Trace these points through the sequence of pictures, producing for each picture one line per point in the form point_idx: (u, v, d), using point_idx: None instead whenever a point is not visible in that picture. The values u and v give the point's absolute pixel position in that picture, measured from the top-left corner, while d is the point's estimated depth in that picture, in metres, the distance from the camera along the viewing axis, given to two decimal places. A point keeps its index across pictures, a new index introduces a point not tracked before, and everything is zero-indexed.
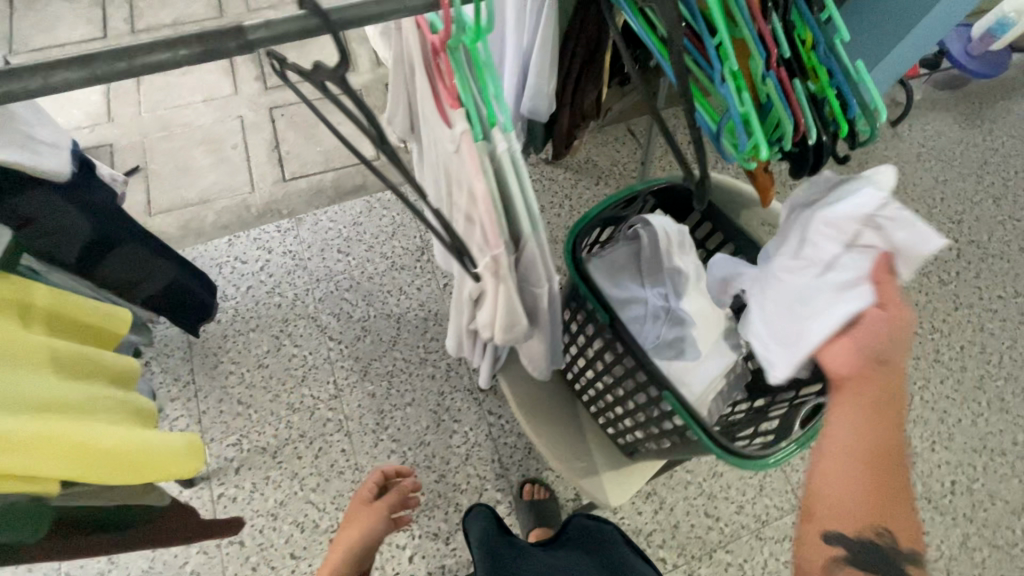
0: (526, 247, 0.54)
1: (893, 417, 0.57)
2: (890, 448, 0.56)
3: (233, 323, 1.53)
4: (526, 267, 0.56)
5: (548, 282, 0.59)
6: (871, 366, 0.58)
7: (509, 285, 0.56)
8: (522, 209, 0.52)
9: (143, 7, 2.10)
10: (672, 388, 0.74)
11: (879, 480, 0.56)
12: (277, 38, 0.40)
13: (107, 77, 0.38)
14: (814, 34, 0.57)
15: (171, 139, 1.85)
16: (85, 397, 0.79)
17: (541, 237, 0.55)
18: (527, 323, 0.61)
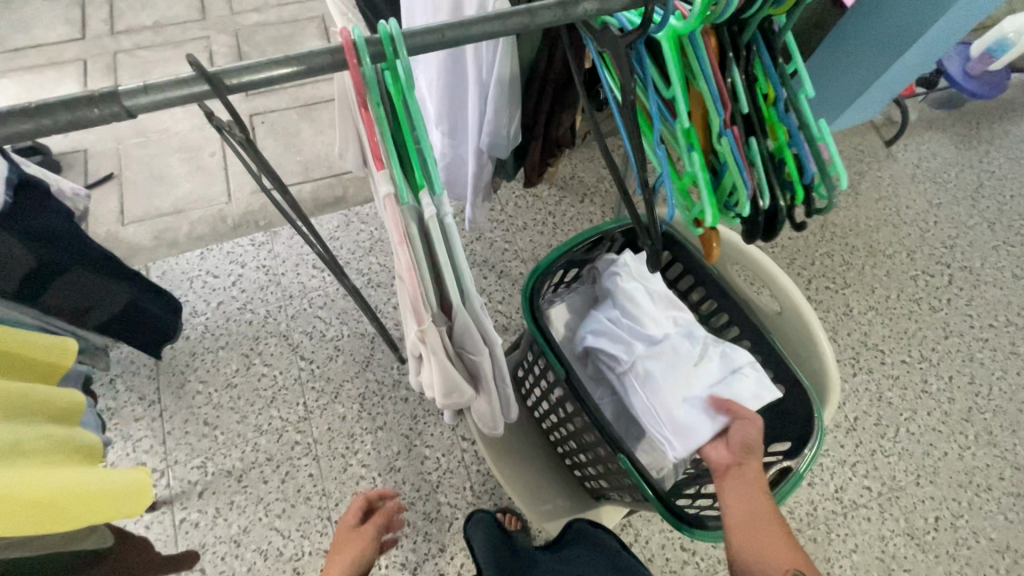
0: (459, 320, 0.51)
1: (759, 490, 0.74)
2: (772, 518, 0.71)
3: (203, 340, 1.49)
4: (460, 338, 0.53)
5: (487, 347, 0.55)
6: (736, 462, 0.76)
7: (443, 356, 0.53)
8: (454, 281, 0.49)
9: (123, 8, 2.05)
10: (625, 450, 0.76)
11: (767, 534, 0.70)
12: (157, 102, 0.40)
13: None
14: (777, 91, 0.55)
15: (147, 146, 1.80)
16: (19, 438, 0.74)
17: (474, 307, 0.52)
18: (468, 390, 0.58)
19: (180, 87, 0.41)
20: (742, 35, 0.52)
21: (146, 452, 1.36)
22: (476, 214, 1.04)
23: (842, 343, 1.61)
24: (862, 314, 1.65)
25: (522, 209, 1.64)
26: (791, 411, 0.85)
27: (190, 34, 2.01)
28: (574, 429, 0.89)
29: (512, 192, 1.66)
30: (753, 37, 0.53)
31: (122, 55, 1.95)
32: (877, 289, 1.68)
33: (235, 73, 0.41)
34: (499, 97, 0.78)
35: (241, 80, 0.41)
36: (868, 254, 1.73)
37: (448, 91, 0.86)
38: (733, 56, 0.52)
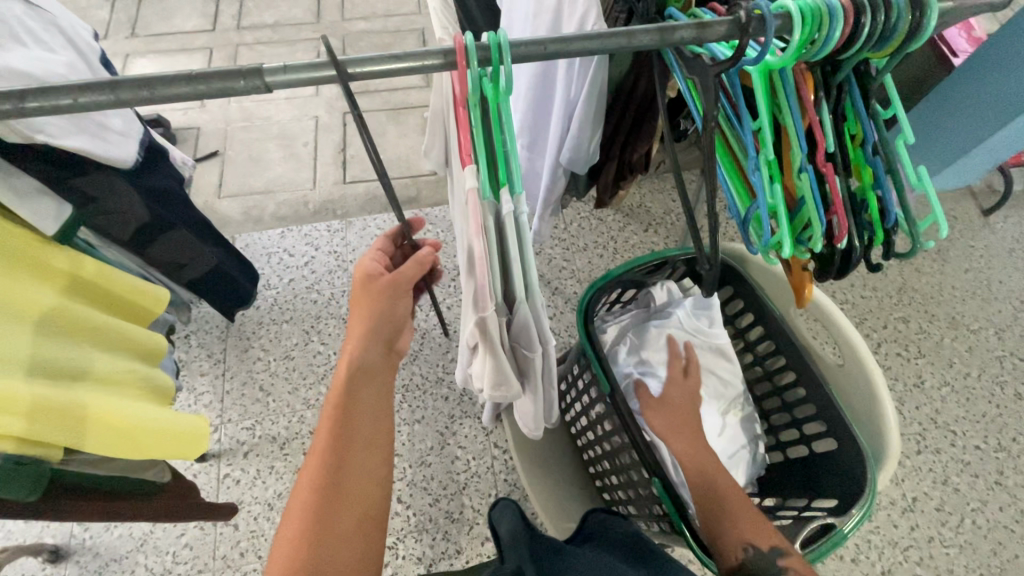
0: (520, 313, 0.54)
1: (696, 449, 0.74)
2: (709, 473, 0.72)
3: (270, 312, 1.60)
4: (518, 331, 0.55)
5: (542, 346, 0.58)
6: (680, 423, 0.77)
7: (499, 345, 0.56)
8: (521, 277, 0.53)
9: (251, 7, 2.28)
10: (660, 475, 0.75)
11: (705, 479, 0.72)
12: (291, 81, 0.45)
13: (127, 100, 0.43)
14: (865, 132, 0.54)
15: (251, 130, 1.98)
16: (108, 369, 0.83)
17: (536, 305, 0.54)
18: (516, 383, 0.60)
19: (307, 72, 0.45)
20: (835, 74, 0.53)
21: (205, 406, 1.47)
22: (541, 226, 1.06)
23: (908, 416, 1.50)
24: (935, 388, 1.53)
25: (585, 230, 1.66)
26: (842, 470, 0.80)
27: (303, 35, 2.20)
28: (610, 450, 0.89)
29: (577, 213, 1.68)
30: (846, 78, 0.53)
31: (243, 48, 2.16)
32: (955, 364, 1.56)
33: (355, 64, 0.45)
34: (582, 114, 0.80)
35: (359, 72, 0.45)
36: (949, 325, 1.61)
37: (534, 105, 0.90)
38: (822, 95, 0.53)
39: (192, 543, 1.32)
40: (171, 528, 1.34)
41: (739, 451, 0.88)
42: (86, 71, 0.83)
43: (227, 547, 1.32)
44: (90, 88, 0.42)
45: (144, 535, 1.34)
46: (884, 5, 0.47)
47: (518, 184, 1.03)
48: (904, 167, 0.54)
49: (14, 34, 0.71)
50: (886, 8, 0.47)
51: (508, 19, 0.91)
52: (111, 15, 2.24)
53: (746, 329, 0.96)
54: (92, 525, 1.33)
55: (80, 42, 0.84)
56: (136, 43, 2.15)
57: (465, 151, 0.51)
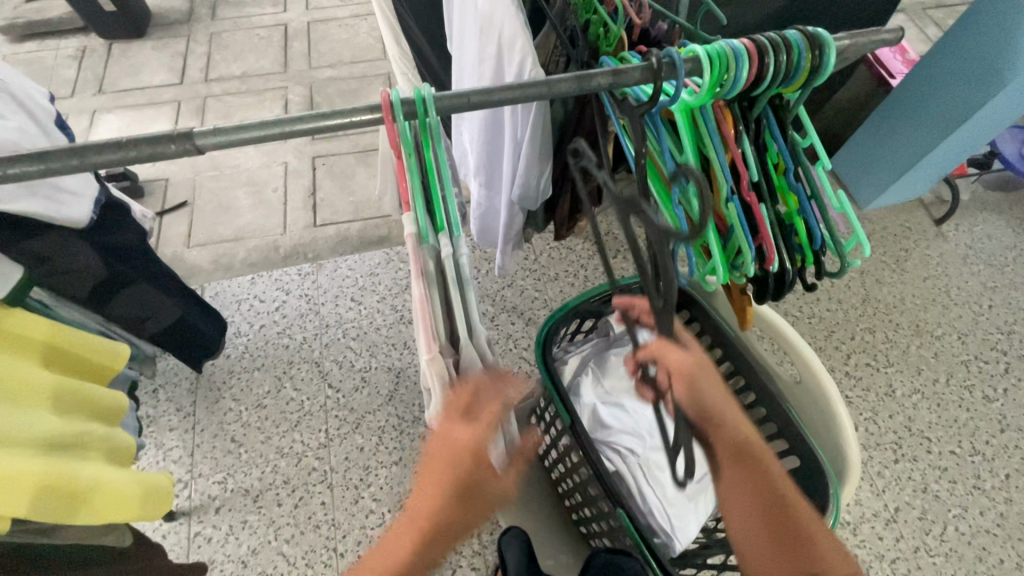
0: (464, 353, 0.56)
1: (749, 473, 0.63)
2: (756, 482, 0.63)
3: (241, 360, 1.58)
4: (463, 370, 0.57)
5: None
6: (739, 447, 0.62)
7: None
8: (462, 319, 0.55)
9: (218, 60, 2.32)
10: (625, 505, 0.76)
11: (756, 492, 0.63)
12: (226, 142, 0.46)
13: (59, 169, 0.44)
14: (786, 161, 0.57)
15: (220, 179, 1.99)
16: (62, 433, 0.81)
17: (479, 344, 0.57)
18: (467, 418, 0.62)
19: (239, 132, 0.46)
20: (752, 109, 0.56)
21: (174, 461, 1.43)
22: (504, 261, 1.07)
23: (882, 426, 1.51)
24: (906, 396, 1.56)
25: (555, 260, 1.68)
26: (808, 487, 0.81)
27: (271, 84, 2.25)
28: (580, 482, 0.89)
29: (545, 243, 1.71)
30: (763, 112, 0.56)
31: (211, 99, 2.20)
32: (923, 370, 1.60)
33: (288, 124, 0.47)
34: (529, 154, 0.83)
35: (291, 128, 0.47)
36: (914, 333, 1.66)
37: (486, 145, 0.93)
38: (742, 129, 0.56)
39: None
40: None
41: (708, 475, 0.85)
42: (40, 134, 0.84)
43: None
44: (19, 160, 0.43)
45: None
46: (785, 46, 0.50)
47: (478, 222, 1.05)
48: (823, 192, 0.56)
49: None
50: (787, 49, 0.50)
51: (457, 65, 0.95)
52: (78, 73, 2.27)
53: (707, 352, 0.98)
54: None
55: (33, 107, 0.85)
56: (103, 100, 2.17)
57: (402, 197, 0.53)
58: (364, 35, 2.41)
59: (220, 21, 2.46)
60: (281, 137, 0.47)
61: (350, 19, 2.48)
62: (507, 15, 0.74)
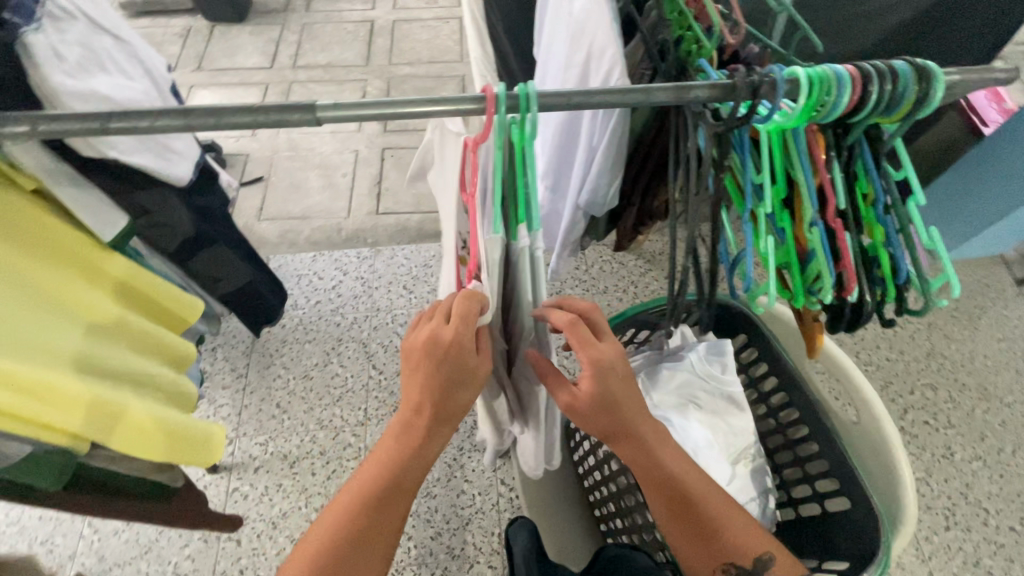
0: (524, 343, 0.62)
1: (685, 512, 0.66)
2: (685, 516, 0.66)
3: (294, 331, 1.65)
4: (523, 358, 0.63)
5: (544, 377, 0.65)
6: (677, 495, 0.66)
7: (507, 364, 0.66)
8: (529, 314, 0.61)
9: (307, 49, 2.46)
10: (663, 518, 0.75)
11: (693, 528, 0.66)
12: (342, 116, 0.50)
13: (198, 126, 0.49)
14: (876, 191, 0.56)
15: (295, 159, 2.10)
16: (139, 371, 0.87)
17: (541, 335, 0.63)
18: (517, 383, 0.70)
19: (355, 109, 0.50)
20: (846, 136, 0.55)
21: (222, 418, 1.51)
22: (559, 265, 1.09)
23: (935, 488, 1.43)
24: (965, 462, 1.46)
25: (606, 273, 1.68)
26: (856, 531, 0.79)
27: (352, 76, 2.36)
28: (616, 490, 0.89)
29: (598, 255, 1.71)
30: (858, 139, 0.55)
31: (296, 85, 2.33)
32: (987, 437, 1.49)
33: (402, 106, 0.50)
34: (603, 161, 0.83)
35: (402, 110, 0.50)
36: (981, 396, 1.55)
37: (559, 148, 0.95)
38: (833, 154, 0.55)
39: (195, 555, 1.33)
40: (176, 538, 1.35)
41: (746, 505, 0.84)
42: (158, 98, 0.92)
43: (227, 563, 1.33)
44: (166, 114, 0.48)
45: (149, 543, 1.35)
46: (891, 75, 0.50)
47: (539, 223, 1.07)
48: (916, 228, 0.55)
49: (102, 62, 0.80)
50: (893, 78, 0.50)
51: (542, 69, 0.97)
52: (182, 50, 2.45)
53: (763, 379, 0.97)
54: (101, 527, 1.36)
55: (155, 73, 0.94)
56: (200, 77, 2.34)
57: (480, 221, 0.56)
58: (444, 37, 2.50)
59: (313, 13, 2.60)
60: (391, 117, 0.50)
61: (433, 21, 2.58)
62: (602, 25, 0.75)
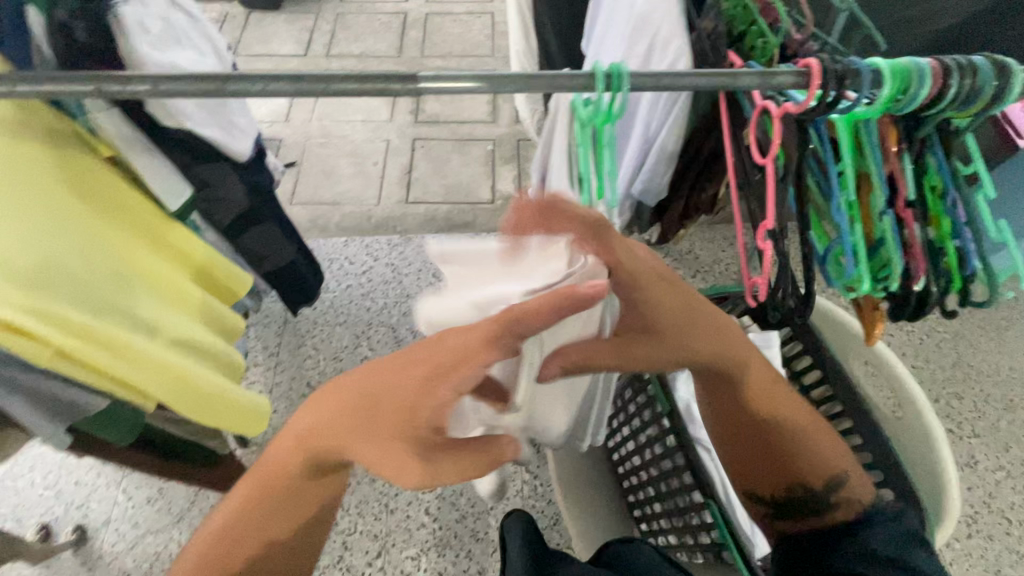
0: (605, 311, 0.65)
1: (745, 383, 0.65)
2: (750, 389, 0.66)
3: (325, 314, 1.68)
4: None
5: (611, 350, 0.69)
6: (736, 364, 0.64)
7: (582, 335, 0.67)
8: None
9: (340, 38, 2.50)
10: (714, 498, 0.71)
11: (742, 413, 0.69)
12: (439, 88, 0.52)
13: (307, 92, 0.51)
14: (945, 184, 0.57)
15: (327, 147, 2.15)
16: (200, 338, 0.90)
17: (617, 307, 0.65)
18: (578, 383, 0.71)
19: (455, 83, 0.52)
20: (918, 129, 0.56)
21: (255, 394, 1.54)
22: None
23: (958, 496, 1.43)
24: (989, 471, 1.46)
25: None
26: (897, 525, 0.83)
27: (384, 67, 2.40)
28: (658, 475, 0.87)
29: None
30: (930, 134, 0.57)
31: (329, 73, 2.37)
32: (1011, 448, 1.50)
33: (497, 81, 0.51)
34: (662, 148, 0.85)
35: (496, 84, 0.51)
36: (1006, 407, 1.56)
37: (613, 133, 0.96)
38: (904, 147, 0.57)
39: None
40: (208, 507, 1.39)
41: None
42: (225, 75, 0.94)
43: None
44: (279, 79, 0.49)
45: (180, 512, 1.38)
46: (971, 70, 0.52)
47: None
48: (987, 222, 0.56)
49: (179, 38, 0.82)
50: (973, 75, 0.51)
51: (596, 53, 0.98)
52: None
53: (804, 372, 1.00)
54: (134, 495, 1.40)
55: (222, 49, 0.98)
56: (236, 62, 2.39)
57: (777, 129, 0.57)
58: (475, 32, 2.52)
59: (347, 4, 2.64)
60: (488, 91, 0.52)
61: (465, 15, 2.60)
62: (668, 16, 0.77)
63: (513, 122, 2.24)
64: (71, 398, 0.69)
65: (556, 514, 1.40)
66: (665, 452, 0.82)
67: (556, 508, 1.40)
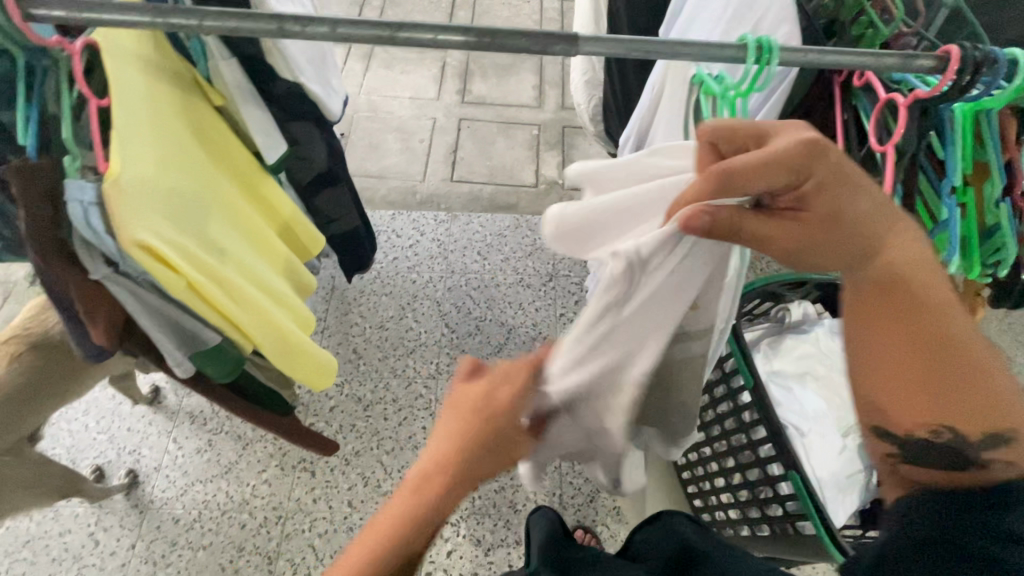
0: None
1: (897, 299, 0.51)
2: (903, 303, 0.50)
3: (372, 283, 1.71)
4: None
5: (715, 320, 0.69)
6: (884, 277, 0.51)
7: None
8: None
9: (389, 14, 2.51)
10: (798, 467, 0.72)
11: (913, 344, 0.51)
12: (599, 50, 0.52)
13: (472, 46, 0.51)
14: None
15: (374, 121, 2.17)
16: (283, 290, 0.90)
17: None
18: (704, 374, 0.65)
19: (614, 46, 0.52)
20: None
21: None
22: None
23: None
24: None
25: None
26: None
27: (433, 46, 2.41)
28: (725, 451, 0.88)
29: None
30: None
31: (378, 49, 2.39)
32: None
33: (657, 47, 0.52)
34: None
35: (656, 49, 0.52)
36: None
37: None
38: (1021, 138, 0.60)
39: (271, 481, 1.41)
40: (255, 462, 1.43)
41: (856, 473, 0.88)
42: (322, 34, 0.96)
43: (302, 491, 1.40)
44: (448, 30, 0.50)
45: (229, 464, 1.42)
46: None
47: None
48: None
49: None
50: None
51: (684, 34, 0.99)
52: None
53: None
54: (184, 445, 1.44)
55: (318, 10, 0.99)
56: None
57: (901, 118, 0.58)
58: (524, 16, 2.53)
59: None
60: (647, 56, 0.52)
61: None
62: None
63: (559, 108, 2.25)
64: (191, 328, 0.70)
65: (592, 492, 1.43)
66: (741, 426, 0.83)
67: (592, 485, 1.43)
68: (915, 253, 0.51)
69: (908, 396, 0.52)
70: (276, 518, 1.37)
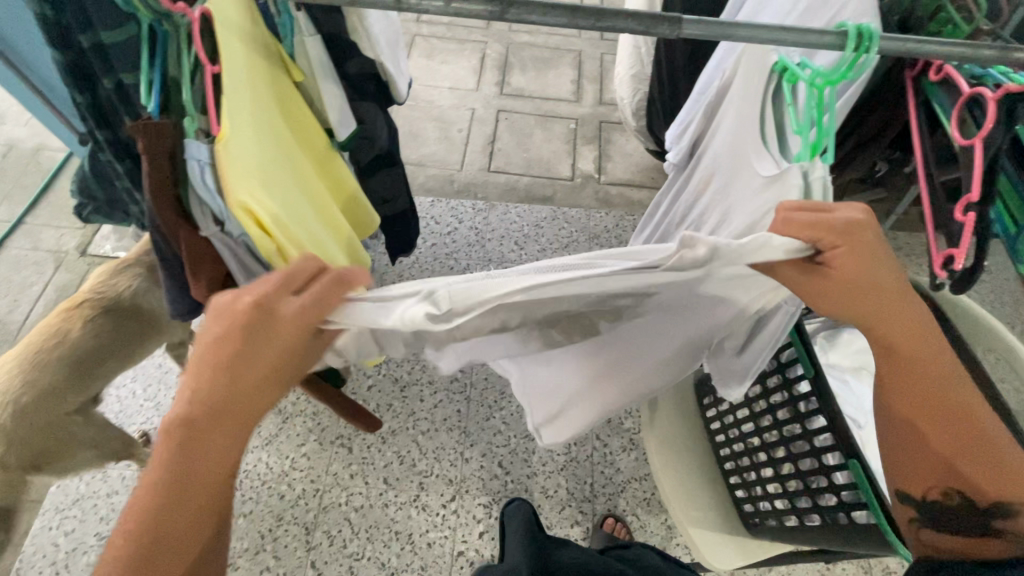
0: None
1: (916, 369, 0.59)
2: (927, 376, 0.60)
3: (411, 268, 1.74)
4: None
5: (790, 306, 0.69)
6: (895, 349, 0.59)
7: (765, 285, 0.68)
8: None
9: None
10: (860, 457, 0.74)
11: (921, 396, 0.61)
12: (701, 32, 0.54)
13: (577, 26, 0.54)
14: None
15: (414, 109, 2.20)
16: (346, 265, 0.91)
17: None
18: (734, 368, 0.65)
19: (716, 28, 0.54)
20: None
21: None
22: None
23: None
24: None
25: None
26: None
27: (472, 37, 2.43)
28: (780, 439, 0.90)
29: None
30: None
31: (419, 39, 2.41)
32: None
33: (758, 29, 0.54)
34: None
35: (757, 31, 0.54)
36: None
37: None
38: None
39: (310, 454, 1.44)
40: (295, 435, 1.47)
41: None
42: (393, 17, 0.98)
43: (339, 466, 1.43)
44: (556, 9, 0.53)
45: (270, 436, 1.46)
46: None
47: None
48: None
49: None
50: None
51: None
52: None
53: None
54: None
55: None
56: None
57: (991, 111, 0.60)
58: None
59: None
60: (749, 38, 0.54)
61: None
62: None
63: (596, 103, 2.26)
64: None
65: (623, 482, 1.45)
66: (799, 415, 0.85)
67: (623, 475, 1.45)
68: (918, 321, 0.57)
69: (949, 455, 0.62)
70: (314, 491, 1.40)
